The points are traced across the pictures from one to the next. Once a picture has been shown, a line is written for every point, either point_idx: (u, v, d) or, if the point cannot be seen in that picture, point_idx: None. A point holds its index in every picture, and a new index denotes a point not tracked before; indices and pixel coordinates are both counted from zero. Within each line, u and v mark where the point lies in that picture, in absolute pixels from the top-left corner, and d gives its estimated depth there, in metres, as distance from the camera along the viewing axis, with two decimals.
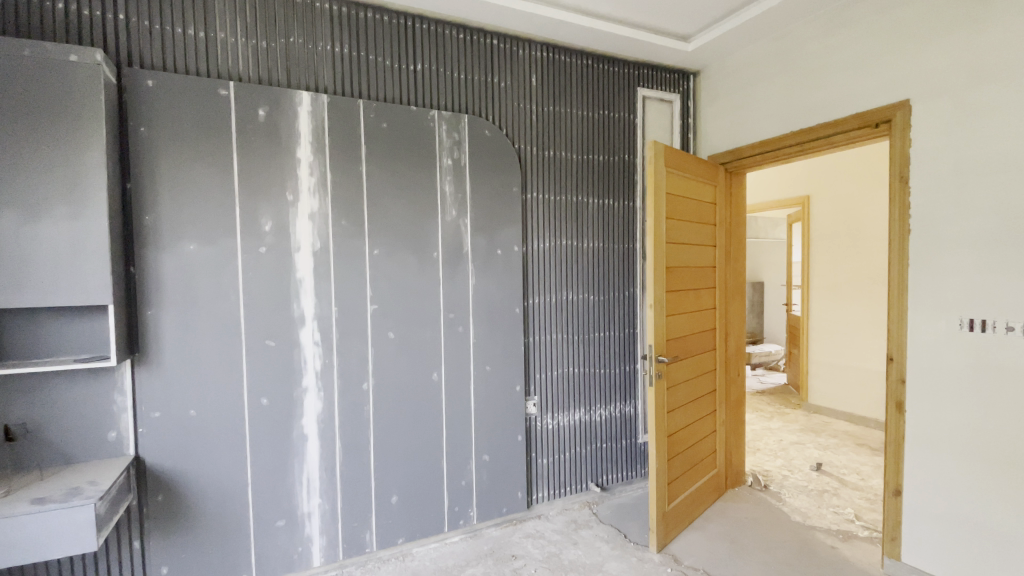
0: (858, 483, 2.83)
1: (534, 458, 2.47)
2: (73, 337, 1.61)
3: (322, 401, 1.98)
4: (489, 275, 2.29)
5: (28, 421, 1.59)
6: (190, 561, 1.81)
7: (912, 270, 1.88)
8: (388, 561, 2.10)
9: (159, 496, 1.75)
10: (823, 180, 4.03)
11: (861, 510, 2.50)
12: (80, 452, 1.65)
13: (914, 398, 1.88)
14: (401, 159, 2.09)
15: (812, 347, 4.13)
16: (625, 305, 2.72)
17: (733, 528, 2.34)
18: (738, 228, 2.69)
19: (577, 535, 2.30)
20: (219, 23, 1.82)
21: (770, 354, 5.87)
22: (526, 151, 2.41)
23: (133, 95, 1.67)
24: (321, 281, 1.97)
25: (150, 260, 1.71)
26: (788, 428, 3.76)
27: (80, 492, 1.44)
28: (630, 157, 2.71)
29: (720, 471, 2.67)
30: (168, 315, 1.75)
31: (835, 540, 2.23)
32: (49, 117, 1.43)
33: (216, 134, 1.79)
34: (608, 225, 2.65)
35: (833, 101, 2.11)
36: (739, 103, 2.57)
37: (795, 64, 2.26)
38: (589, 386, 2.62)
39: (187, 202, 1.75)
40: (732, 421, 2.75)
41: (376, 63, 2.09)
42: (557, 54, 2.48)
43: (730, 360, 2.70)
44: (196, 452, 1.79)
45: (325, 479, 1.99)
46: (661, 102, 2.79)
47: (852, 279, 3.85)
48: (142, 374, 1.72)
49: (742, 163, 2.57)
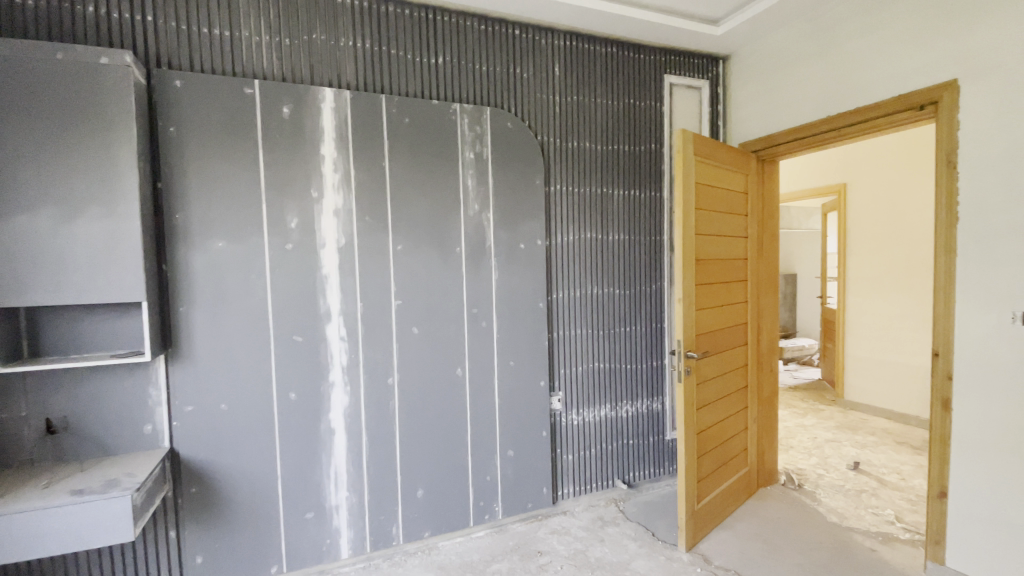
0: (899, 483, 2.70)
1: (559, 453, 2.45)
2: (110, 332, 1.67)
3: (348, 396, 2.00)
4: (512, 269, 2.27)
5: (68, 414, 1.65)
6: (223, 550, 1.86)
7: (961, 260, 1.76)
8: (414, 555, 2.11)
9: (193, 488, 1.80)
10: (861, 166, 3.85)
11: (903, 511, 2.39)
12: (118, 443, 1.70)
13: (962, 395, 1.77)
14: (423, 153, 2.08)
15: (848, 341, 3.97)
16: (652, 299, 2.65)
17: (766, 528, 2.27)
18: (771, 218, 2.59)
19: (603, 532, 2.27)
20: (243, 21, 1.84)
21: (803, 348, 5.68)
22: (550, 142, 2.37)
23: (162, 95, 1.70)
24: (346, 277, 1.98)
25: (181, 257, 1.75)
26: (823, 425, 3.63)
27: (117, 484, 1.48)
28: (657, 146, 2.63)
29: (751, 470, 2.59)
30: (198, 311, 1.78)
31: (874, 543, 2.14)
32: (79, 118, 1.47)
33: (242, 132, 1.81)
34: (634, 217, 2.58)
35: (875, 83, 1.99)
36: (771, 88, 2.46)
37: (832, 45, 2.14)
38: (615, 381, 2.57)
39: (214, 200, 1.78)
40: (764, 418, 2.66)
41: (398, 57, 2.08)
42: (581, 42, 2.42)
43: (762, 355, 2.61)
44: (226, 445, 1.84)
45: (352, 472, 2.02)
46: (689, 89, 2.71)
47: (892, 269, 3.68)
48: (176, 369, 1.76)
49: (775, 150, 2.47)
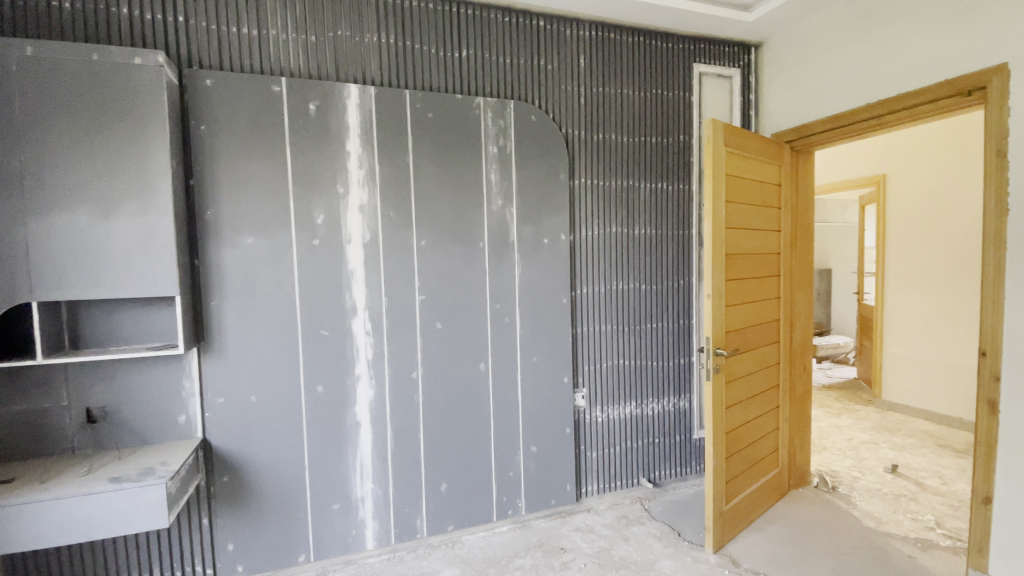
0: (940, 488, 2.58)
1: (583, 450, 2.42)
2: (146, 326, 1.73)
3: (374, 389, 2.02)
4: (536, 264, 2.25)
5: (107, 404, 1.71)
6: (254, 539, 1.91)
7: (1012, 253, 1.65)
8: (438, 548, 2.13)
9: (224, 477, 1.85)
10: (902, 156, 3.68)
11: (944, 517, 2.28)
12: (154, 432, 1.77)
13: (1011, 397, 1.66)
14: (447, 148, 2.07)
15: (887, 339, 3.81)
16: (680, 295, 2.59)
17: (798, 531, 2.20)
18: (807, 211, 2.49)
19: (627, 531, 2.23)
20: (271, 20, 1.87)
21: (838, 346, 5.48)
22: (575, 135, 2.33)
23: (194, 95, 1.74)
24: (372, 272, 1.99)
25: (212, 253, 1.79)
26: (859, 426, 3.49)
27: (153, 472, 1.54)
28: (685, 138, 2.56)
29: (782, 471, 2.51)
30: (229, 306, 1.82)
31: (913, 549, 2.05)
32: (115, 118, 1.52)
33: (270, 130, 1.84)
34: (661, 210, 2.53)
35: (919, 67, 1.88)
36: (807, 75, 2.36)
37: (871, 29, 2.04)
38: (641, 378, 2.53)
39: (243, 196, 1.82)
40: (797, 417, 2.57)
41: (421, 52, 2.07)
42: (607, 32, 2.37)
43: (795, 352, 2.52)
44: (256, 436, 1.88)
45: (378, 465, 2.04)
46: (719, 78, 2.62)
47: (934, 264, 3.50)
48: (207, 362, 1.81)
49: (809, 140, 2.37)
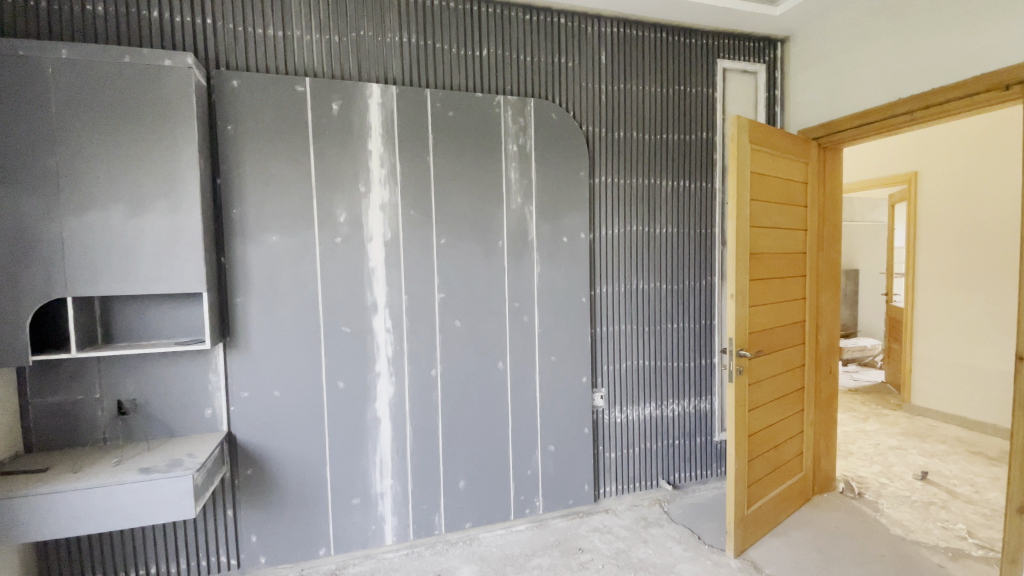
0: (972, 496, 2.49)
1: (602, 451, 2.40)
2: (174, 321, 1.77)
3: (393, 386, 2.04)
4: (555, 262, 2.24)
5: (137, 397, 1.76)
6: (276, 531, 1.94)
7: None
8: (456, 544, 2.14)
9: (248, 470, 1.89)
10: (935, 153, 3.56)
11: (976, 526, 2.21)
12: (182, 425, 1.81)
13: None
14: (467, 147, 2.07)
15: (917, 342, 3.69)
16: (702, 295, 2.55)
17: (823, 537, 2.14)
18: (834, 209, 2.43)
19: (646, 532, 2.21)
20: (296, 21, 1.89)
21: (865, 349, 5.32)
22: (595, 133, 2.31)
23: (221, 95, 1.78)
24: (392, 270, 2.01)
25: (238, 251, 1.83)
26: (887, 431, 3.40)
27: (180, 464, 1.58)
28: (708, 135, 2.52)
29: (806, 476, 2.46)
30: (254, 302, 1.86)
31: (943, 559, 1.98)
32: (146, 119, 1.56)
33: (294, 129, 1.86)
34: (683, 209, 2.49)
35: (954, 61, 1.81)
36: (835, 70, 2.29)
37: (904, 22, 1.97)
38: (661, 379, 2.50)
39: (268, 195, 1.85)
40: (822, 421, 2.51)
41: (442, 51, 2.08)
42: (629, 29, 2.35)
43: (821, 354, 2.46)
44: (279, 430, 1.91)
45: (397, 461, 2.06)
46: (744, 74, 2.57)
47: (969, 264, 3.38)
48: (233, 357, 1.85)
49: (837, 138, 2.30)
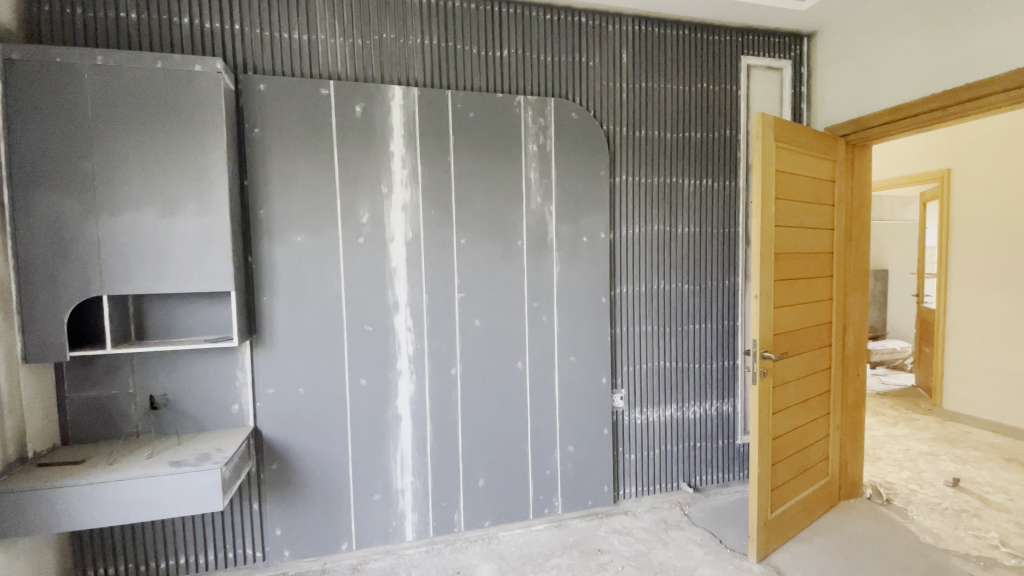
0: (1006, 504, 2.40)
1: (621, 452, 2.39)
2: (203, 319, 1.83)
3: (414, 384, 2.06)
4: (574, 262, 2.23)
5: (168, 393, 1.82)
6: (299, 525, 1.98)
7: None
8: (475, 542, 2.15)
9: (273, 465, 1.94)
10: (970, 150, 3.43)
11: (1010, 535, 2.13)
12: (210, 420, 1.87)
13: None
14: (487, 147, 2.08)
15: (950, 345, 3.57)
16: (725, 295, 2.52)
17: (848, 544, 2.09)
18: (862, 208, 2.37)
19: (666, 535, 2.19)
20: (321, 26, 1.93)
21: (894, 351, 5.17)
22: (616, 132, 2.29)
23: (249, 100, 1.82)
24: (413, 270, 2.03)
25: (265, 251, 1.87)
26: (917, 436, 3.29)
27: (209, 458, 1.63)
28: (732, 133, 2.48)
29: (832, 481, 2.40)
30: (279, 301, 1.90)
31: (975, 568, 1.92)
32: (177, 122, 1.61)
33: (318, 131, 1.90)
34: (705, 208, 2.46)
35: (990, 53, 1.74)
36: (864, 65, 2.23)
37: (936, 14, 1.90)
38: (683, 380, 2.47)
39: (293, 196, 1.89)
40: (849, 425, 2.45)
41: (463, 52, 2.09)
42: (651, 26, 2.33)
43: (848, 357, 2.40)
44: (303, 427, 1.96)
45: (417, 459, 2.08)
46: (768, 70, 2.53)
47: (1005, 265, 3.25)
48: (259, 354, 1.90)
49: (867, 134, 2.23)
